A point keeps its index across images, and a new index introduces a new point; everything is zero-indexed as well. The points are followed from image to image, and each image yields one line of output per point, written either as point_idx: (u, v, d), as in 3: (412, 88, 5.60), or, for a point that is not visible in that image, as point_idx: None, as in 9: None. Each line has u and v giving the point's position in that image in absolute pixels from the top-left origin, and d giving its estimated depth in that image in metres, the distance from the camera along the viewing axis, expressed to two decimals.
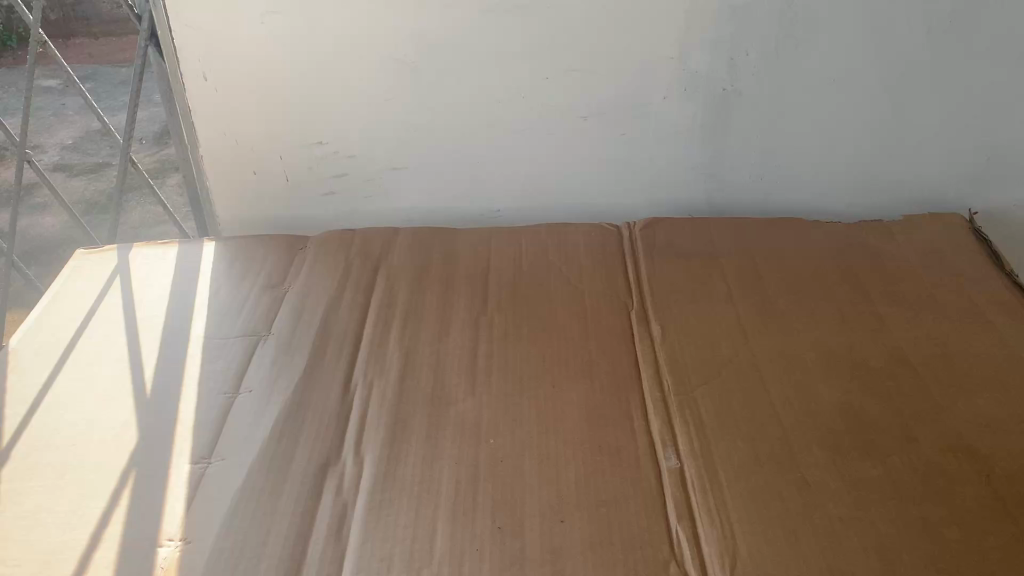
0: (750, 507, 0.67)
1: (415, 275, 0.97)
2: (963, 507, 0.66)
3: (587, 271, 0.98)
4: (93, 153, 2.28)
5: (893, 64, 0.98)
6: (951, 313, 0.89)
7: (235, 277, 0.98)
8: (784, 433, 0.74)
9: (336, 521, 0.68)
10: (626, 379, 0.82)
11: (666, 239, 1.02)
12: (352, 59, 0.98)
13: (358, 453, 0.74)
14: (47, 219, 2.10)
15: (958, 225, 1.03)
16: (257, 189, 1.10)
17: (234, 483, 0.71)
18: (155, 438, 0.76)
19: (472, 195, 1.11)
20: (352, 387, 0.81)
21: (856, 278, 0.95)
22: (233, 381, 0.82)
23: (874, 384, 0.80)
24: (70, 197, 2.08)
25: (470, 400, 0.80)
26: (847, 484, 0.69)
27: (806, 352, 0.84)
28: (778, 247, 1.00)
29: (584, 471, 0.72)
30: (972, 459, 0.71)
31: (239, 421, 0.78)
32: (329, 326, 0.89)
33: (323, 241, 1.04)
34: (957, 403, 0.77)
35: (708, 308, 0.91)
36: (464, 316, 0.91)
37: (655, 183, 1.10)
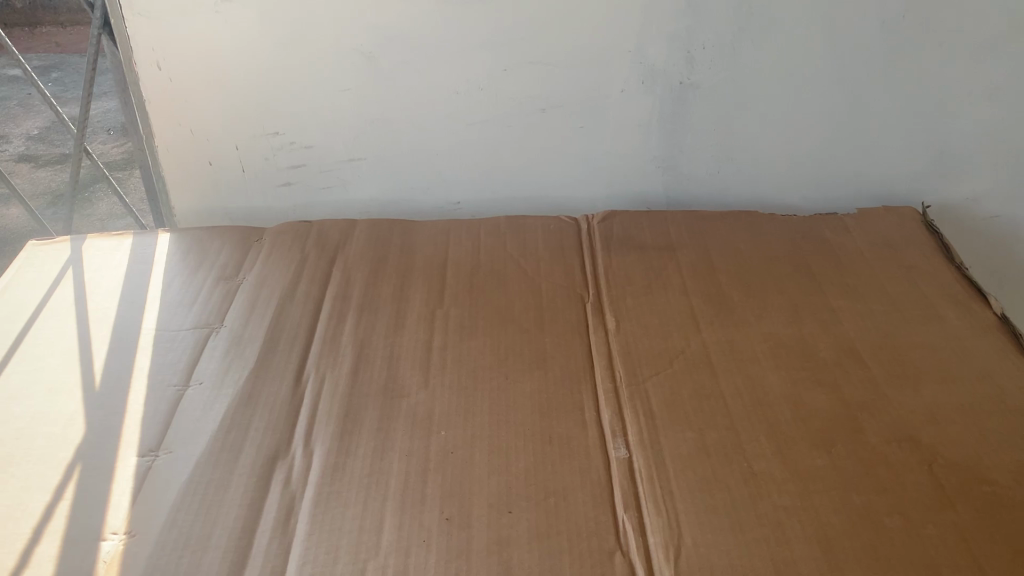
0: (696, 496, 0.68)
1: (372, 267, 0.97)
2: (905, 496, 0.67)
3: (544, 263, 0.98)
4: (60, 143, 2.24)
5: (847, 59, 0.99)
6: (902, 305, 0.90)
7: (189, 268, 0.97)
8: (732, 423, 0.75)
9: (283, 514, 0.67)
10: (580, 371, 0.83)
11: (623, 231, 1.03)
12: (308, 50, 0.97)
13: (308, 445, 0.74)
14: (11, 209, 2.07)
15: (910, 219, 1.04)
16: (213, 180, 1.09)
17: (181, 475, 0.70)
18: (102, 431, 0.75)
19: (431, 187, 1.11)
20: (303, 379, 0.81)
21: (810, 270, 0.95)
22: (183, 373, 0.82)
23: (823, 375, 0.80)
24: (34, 188, 2.05)
25: (423, 392, 0.79)
26: (793, 473, 0.70)
27: (757, 344, 0.85)
28: (733, 239, 1.01)
29: (534, 462, 0.72)
30: (916, 448, 0.72)
31: (188, 413, 0.77)
32: (282, 318, 0.89)
33: (279, 232, 1.03)
34: (904, 393, 0.78)
35: (663, 300, 0.91)
36: (420, 308, 0.91)
37: (614, 176, 1.10)
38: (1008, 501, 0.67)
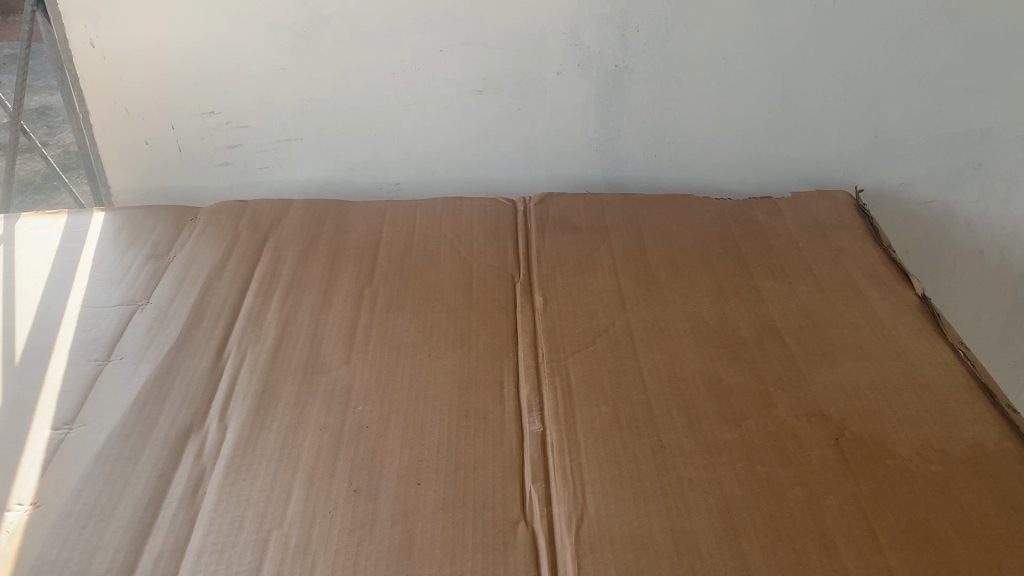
0: (604, 468, 0.69)
1: (304, 246, 0.97)
2: (809, 468, 0.68)
3: (477, 243, 0.98)
4: None
5: (780, 44, 1.00)
6: (826, 285, 0.91)
7: (120, 247, 0.97)
8: (646, 398, 0.76)
9: (192, 485, 0.67)
10: (503, 347, 0.83)
11: (557, 213, 1.03)
12: (242, 29, 0.97)
13: (223, 419, 0.74)
14: None
15: (842, 203, 1.05)
16: (150, 159, 1.09)
17: (92, 448, 0.70)
18: (17, 406, 0.75)
19: (369, 168, 1.11)
20: (225, 356, 0.81)
21: (739, 252, 0.96)
22: (105, 348, 0.82)
23: (741, 352, 0.81)
24: None
25: (343, 369, 0.80)
26: (701, 447, 0.70)
27: (679, 322, 0.85)
28: (666, 221, 1.02)
29: (447, 435, 0.72)
30: (825, 423, 0.73)
31: (107, 387, 0.77)
32: (208, 296, 0.89)
33: (214, 212, 1.03)
34: (819, 370, 0.79)
35: (591, 280, 0.92)
36: (349, 287, 0.91)
37: (552, 158, 1.11)
38: (908, 473, 0.68)
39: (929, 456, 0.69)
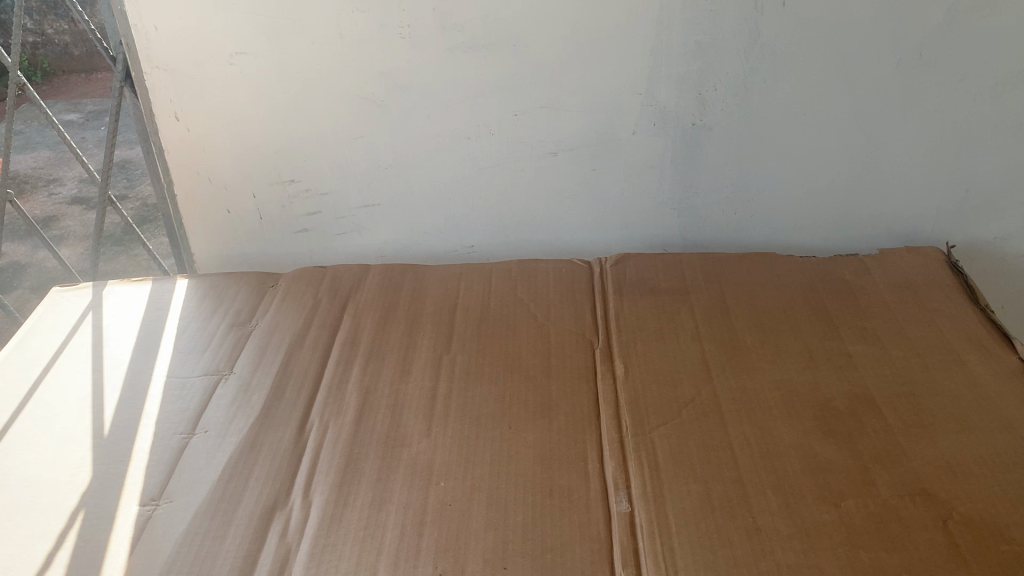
0: (697, 553, 0.66)
1: (382, 313, 0.97)
2: (916, 554, 0.65)
3: (555, 308, 0.97)
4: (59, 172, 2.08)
5: (864, 98, 0.97)
6: (922, 350, 0.87)
7: (202, 314, 0.99)
8: (739, 476, 0.73)
9: (277, 566, 0.67)
10: (585, 419, 0.81)
11: (636, 275, 1.01)
12: (320, 99, 0.98)
13: (307, 496, 0.74)
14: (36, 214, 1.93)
15: (933, 259, 1.01)
16: (231, 226, 1.11)
17: (179, 525, 0.70)
18: (106, 479, 0.76)
19: (445, 232, 1.11)
20: (307, 429, 0.81)
21: (827, 314, 0.93)
22: (191, 420, 0.82)
23: (836, 425, 0.78)
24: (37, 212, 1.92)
25: (424, 443, 0.79)
26: (799, 529, 0.67)
27: (769, 392, 0.82)
28: (748, 283, 0.99)
29: (532, 515, 0.70)
30: (930, 503, 0.69)
31: (192, 461, 0.77)
32: (289, 365, 0.89)
33: (293, 278, 1.04)
34: (920, 443, 0.75)
35: (673, 346, 0.90)
36: (427, 355, 0.90)
37: (629, 218, 1.10)
38: None
39: None
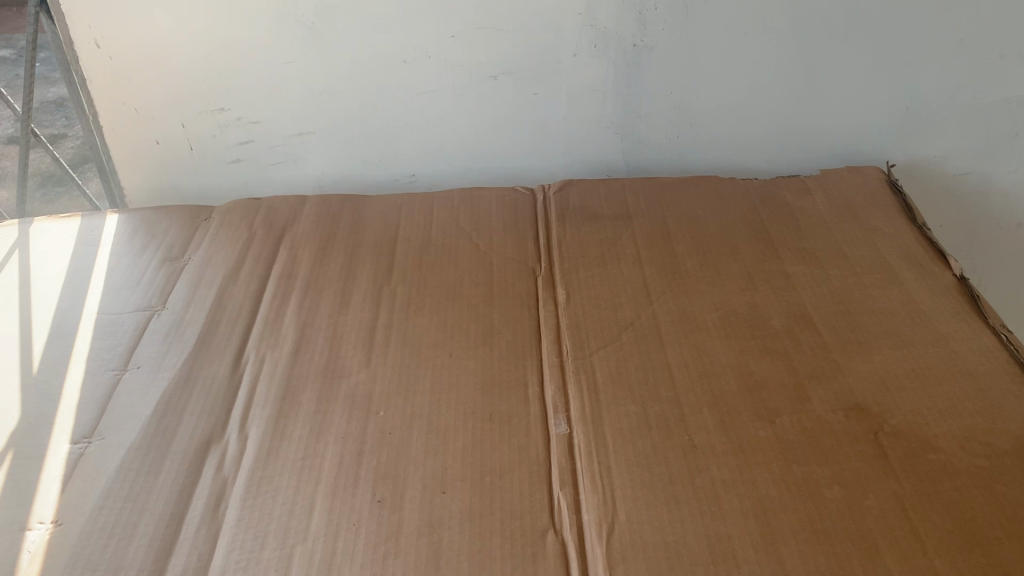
0: (634, 472, 0.67)
1: (321, 245, 0.95)
2: (847, 466, 0.66)
3: (496, 236, 0.96)
4: None
5: (806, 16, 0.96)
6: (859, 269, 0.88)
7: (134, 250, 0.96)
8: (676, 396, 0.73)
9: (213, 500, 0.66)
10: (526, 345, 0.81)
11: (578, 200, 1.00)
12: (247, 22, 0.94)
13: (243, 429, 0.72)
14: None
15: (873, 179, 1.01)
16: (161, 158, 1.07)
17: (112, 462, 0.69)
18: (36, 418, 0.74)
19: (385, 160, 1.09)
20: (243, 363, 0.79)
21: (767, 236, 0.93)
22: (123, 357, 0.80)
23: (773, 343, 0.78)
24: None
25: (363, 373, 0.78)
26: (733, 446, 0.68)
27: (708, 314, 0.83)
28: (691, 206, 0.99)
29: (471, 441, 0.70)
30: (862, 417, 0.70)
31: (125, 397, 0.76)
32: (224, 299, 0.87)
33: (228, 210, 1.02)
34: (854, 360, 0.76)
35: (614, 271, 0.89)
36: (366, 286, 0.89)
37: (571, 144, 1.08)
38: (952, 469, 0.65)
39: (973, 449, 0.66)
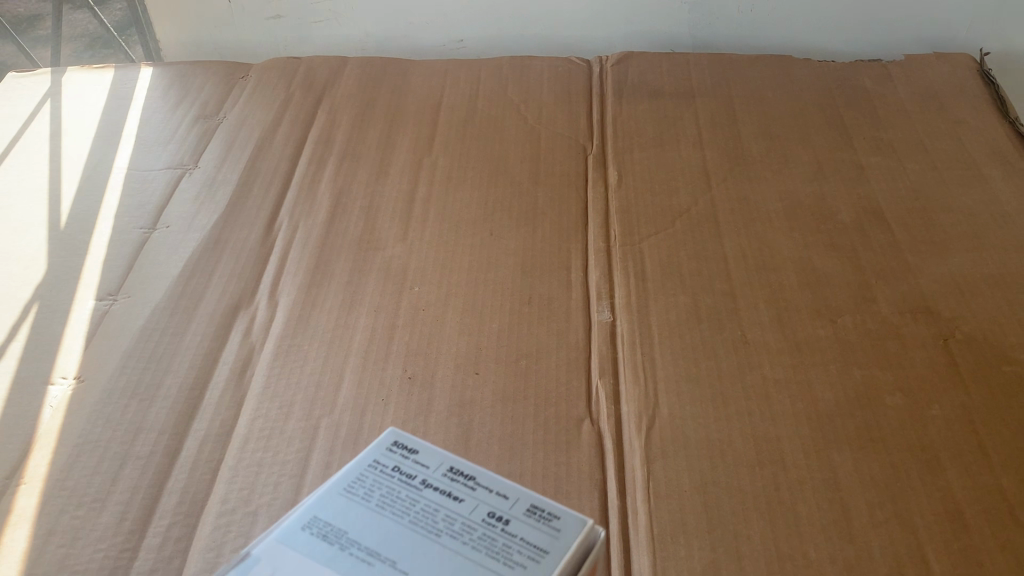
0: (680, 365, 0.62)
1: (361, 110, 0.90)
2: (911, 373, 0.61)
3: (547, 108, 0.89)
4: None
5: None
6: (940, 163, 0.80)
7: (168, 105, 0.91)
8: (730, 288, 0.68)
9: (239, 366, 0.64)
10: (572, 227, 0.76)
11: (638, 74, 0.93)
12: None
13: (272, 296, 0.70)
14: None
15: (964, 67, 0.91)
16: (197, 9, 1.01)
17: (137, 321, 0.67)
18: (62, 272, 0.72)
19: (430, 23, 1.00)
20: (275, 228, 0.76)
21: (842, 122, 0.85)
22: (152, 214, 0.77)
23: (840, 238, 0.72)
24: None
25: (399, 247, 0.74)
26: (789, 344, 0.63)
27: (771, 203, 0.77)
28: (760, 87, 0.91)
29: (509, 322, 0.66)
30: (932, 321, 0.65)
31: (153, 255, 0.73)
32: (257, 162, 0.83)
33: (266, 68, 0.96)
34: (928, 260, 0.70)
35: (672, 153, 0.83)
36: (406, 155, 0.84)
37: (634, 14, 0.98)
38: None
39: None
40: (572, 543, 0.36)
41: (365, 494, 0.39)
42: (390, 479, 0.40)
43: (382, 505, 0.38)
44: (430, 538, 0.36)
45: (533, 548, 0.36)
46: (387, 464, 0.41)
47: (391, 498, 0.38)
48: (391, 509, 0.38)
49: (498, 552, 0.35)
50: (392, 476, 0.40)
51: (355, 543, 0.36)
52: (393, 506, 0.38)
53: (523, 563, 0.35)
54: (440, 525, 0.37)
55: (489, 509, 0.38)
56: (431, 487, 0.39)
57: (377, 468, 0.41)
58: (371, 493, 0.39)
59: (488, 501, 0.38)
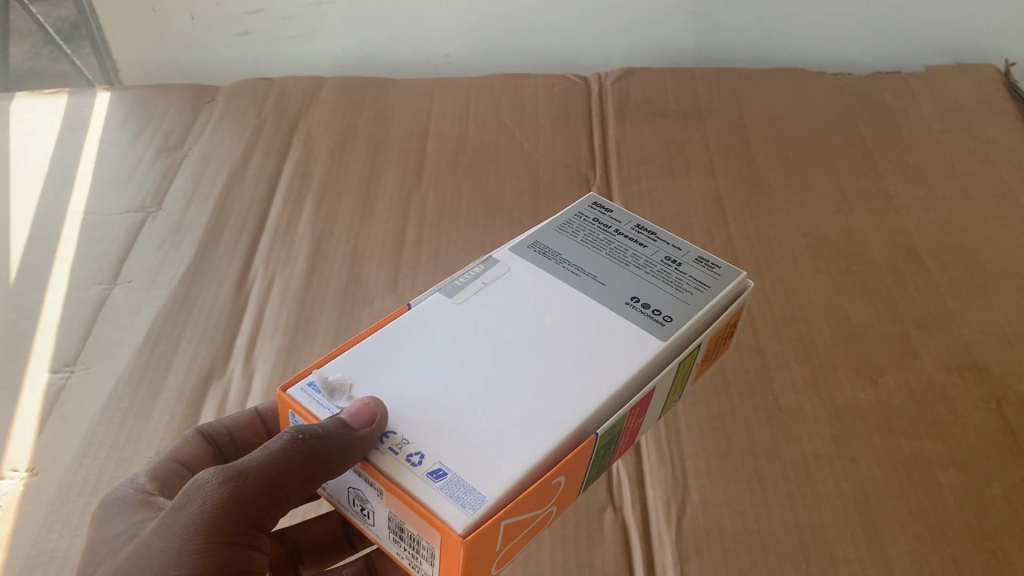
0: (708, 438, 0.56)
1: (340, 139, 0.82)
2: (965, 442, 0.55)
3: (544, 133, 0.82)
4: None
5: None
6: (972, 190, 0.74)
7: (127, 136, 0.83)
8: (758, 344, 0.62)
9: None
10: None
11: (641, 94, 0.86)
12: None
13: (249, 363, 0.62)
14: None
15: (989, 79, 0.86)
16: (158, 27, 0.93)
17: (97, 399, 0.59)
18: (10, 338, 0.63)
19: (414, 39, 0.93)
20: (250, 281, 0.69)
21: (864, 146, 0.79)
22: (112, 266, 0.69)
23: (872, 282, 0.66)
24: None
25: (389, 299, 0.67)
26: (827, 411, 0.57)
27: (794, 241, 0.70)
28: (772, 106, 0.84)
29: None
30: (981, 380, 0.59)
31: (114, 317, 0.65)
32: (228, 202, 0.75)
33: (235, 92, 0.88)
34: (970, 306, 0.64)
35: (683, 182, 0.76)
36: (393, 190, 0.77)
37: (634, 25, 0.91)
38: None
39: None
40: (730, 284, 0.50)
41: (573, 232, 0.53)
42: (592, 228, 0.54)
43: (588, 241, 0.52)
44: (621, 265, 0.50)
45: (695, 284, 0.49)
46: (590, 215, 0.55)
47: (592, 237, 0.53)
48: (593, 242, 0.52)
49: (672, 280, 0.49)
50: (593, 223, 0.54)
51: (568, 259, 0.50)
52: (594, 240, 0.52)
53: (685, 290, 0.49)
54: (629, 258, 0.51)
55: (667, 252, 0.52)
56: (623, 233, 0.53)
57: (583, 216, 0.55)
58: (578, 232, 0.53)
59: (665, 249, 0.52)
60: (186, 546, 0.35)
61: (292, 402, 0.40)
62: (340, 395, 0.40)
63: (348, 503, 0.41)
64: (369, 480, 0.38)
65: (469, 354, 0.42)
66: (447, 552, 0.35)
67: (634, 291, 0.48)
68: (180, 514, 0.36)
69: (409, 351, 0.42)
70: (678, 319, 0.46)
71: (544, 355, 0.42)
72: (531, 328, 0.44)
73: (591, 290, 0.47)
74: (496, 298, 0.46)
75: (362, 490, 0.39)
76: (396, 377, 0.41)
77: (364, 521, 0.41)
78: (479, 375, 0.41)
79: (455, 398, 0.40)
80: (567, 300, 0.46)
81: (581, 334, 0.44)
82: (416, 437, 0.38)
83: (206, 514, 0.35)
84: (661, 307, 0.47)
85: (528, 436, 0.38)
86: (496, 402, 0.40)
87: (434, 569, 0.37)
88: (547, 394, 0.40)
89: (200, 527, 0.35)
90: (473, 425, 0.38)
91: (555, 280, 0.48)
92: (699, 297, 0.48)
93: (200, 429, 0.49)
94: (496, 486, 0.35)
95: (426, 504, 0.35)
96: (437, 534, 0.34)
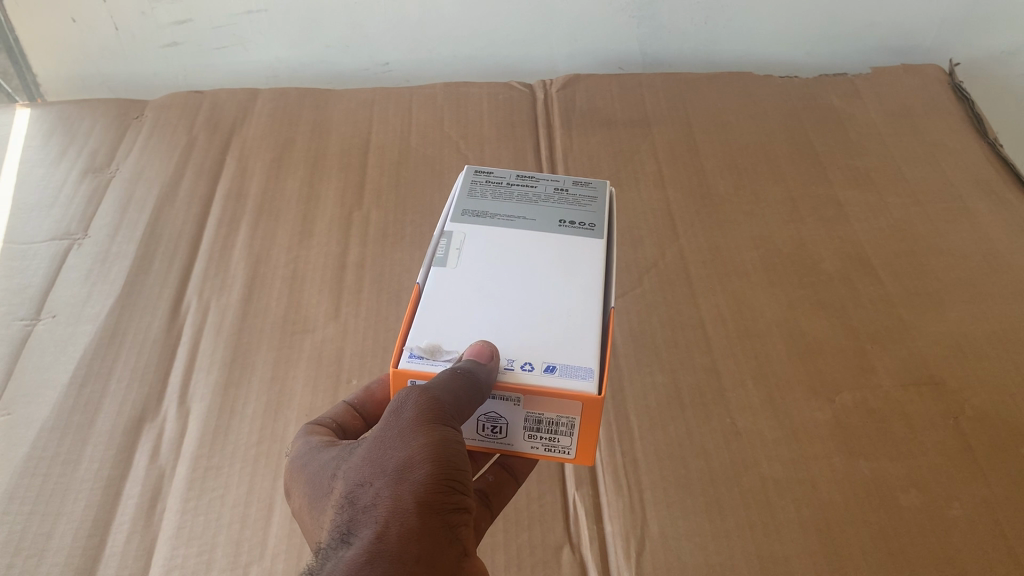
0: (666, 467, 0.54)
1: (277, 156, 0.79)
2: (925, 461, 0.54)
3: (489, 145, 0.80)
4: None
5: None
6: (922, 195, 0.74)
7: (49, 156, 0.79)
8: (714, 363, 0.61)
9: (146, 499, 0.53)
10: None
11: (587, 102, 0.84)
12: None
13: (183, 402, 0.59)
14: None
15: (935, 80, 0.86)
16: (80, 39, 0.88)
17: (20, 449, 0.55)
18: None
19: (352, 47, 0.90)
20: (183, 312, 0.65)
21: (814, 152, 0.78)
22: (35, 301, 0.65)
23: (826, 294, 0.65)
24: None
25: (331, 326, 0.64)
26: (786, 433, 0.56)
27: (746, 253, 0.69)
28: (720, 112, 0.83)
29: None
30: (939, 396, 0.58)
31: (37, 357, 0.61)
32: (158, 228, 0.72)
33: (164, 106, 0.84)
34: (924, 317, 0.63)
35: (634, 193, 0.74)
36: (332, 209, 0.74)
37: (578, 30, 0.89)
38: None
39: None
40: (606, 191, 0.54)
41: (484, 195, 0.53)
42: (486, 183, 0.54)
43: (497, 197, 0.53)
44: (531, 203, 0.53)
45: (584, 198, 0.53)
46: (480, 176, 0.54)
47: (500, 192, 0.53)
48: (504, 197, 0.53)
49: (571, 202, 0.53)
50: (488, 182, 0.54)
51: (497, 213, 0.51)
52: (498, 193, 0.53)
53: (582, 204, 0.53)
54: (536, 199, 0.53)
55: (552, 184, 0.54)
56: (515, 183, 0.54)
57: (478, 177, 0.54)
58: (485, 193, 0.53)
59: (551, 182, 0.55)
60: (416, 432, 0.37)
61: (410, 370, 0.41)
62: (444, 351, 0.42)
63: (467, 434, 0.44)
64: (503, 394, 0.41)
65: (495, 298, 0.45)
66: (592, 417, 0.41)
67: (559, 216, 0.52)
68: (397, 417, 0.38)
69: (456, 309, 0.44)
70: (600, 222, 0.51)
71: (543, 277, 0.47)
72: (517, 263, 0.47)
73: (527, 225, 0.50)
74: (480, 253, 0.48)
75: (494, 411, 0.42)
76: (463, 328, 0.43)
77: (488, 440, 0.44)
78: (518, 309, 0.45)
79: (517, 327, 0.43)
80: (527, 238, 0.49)
81: (544, 252, 0.48)
82: (518, 354, 0.42)
83: (420, 406, 0.37)
84: (584, 219, 0.51)
85: (581, 328, 0.44)
86: (545, 322, 0.44)
87: (577, 438, 0.42)
88: (568, 297, 0.45)
89: (421, 420, 0.37)
90: (551, 336, 0.43)
91: (498, 228, 0.50)
92: (596, 205, 0.53)
93: (312, 424, 0.48)
94: (590, 357, 0.42)
95: (562, 389, 0.40)
96: (582, 403, 0.40)
